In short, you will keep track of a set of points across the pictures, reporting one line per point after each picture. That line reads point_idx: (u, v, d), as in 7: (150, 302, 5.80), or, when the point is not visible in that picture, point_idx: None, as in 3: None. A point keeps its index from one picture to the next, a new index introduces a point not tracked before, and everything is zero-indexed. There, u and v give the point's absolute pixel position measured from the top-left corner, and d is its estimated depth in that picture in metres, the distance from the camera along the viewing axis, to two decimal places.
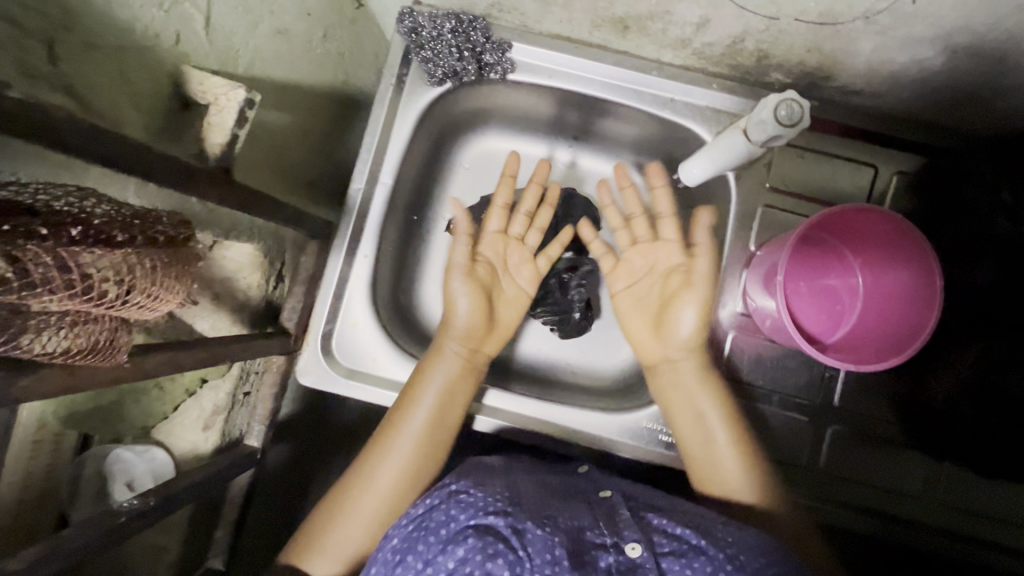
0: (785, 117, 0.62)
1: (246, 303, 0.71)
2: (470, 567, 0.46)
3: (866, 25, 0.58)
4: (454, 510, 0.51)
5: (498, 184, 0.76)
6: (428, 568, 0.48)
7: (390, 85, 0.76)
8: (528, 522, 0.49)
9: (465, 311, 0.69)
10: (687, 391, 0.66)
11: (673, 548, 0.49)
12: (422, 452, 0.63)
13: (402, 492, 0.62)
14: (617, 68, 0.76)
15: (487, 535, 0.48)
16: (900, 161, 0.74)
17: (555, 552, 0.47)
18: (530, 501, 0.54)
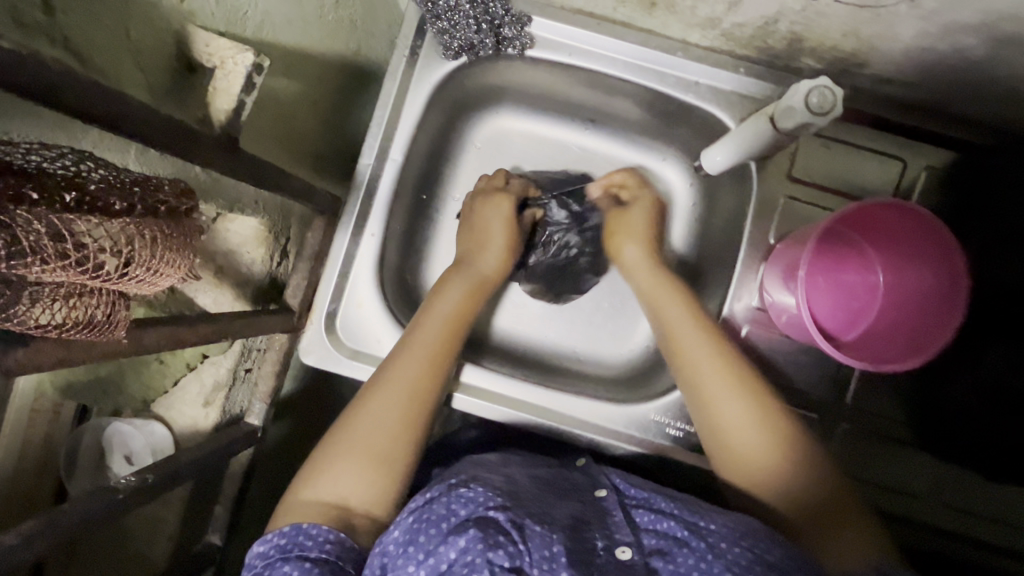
0: (816, 105, 0.59)
1: (250, 278, 0.69)
2: (472, 557, 0.45)
3: (909, 9, 0.54)
4: (454, 504, 0.50)
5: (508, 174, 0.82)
6: (431, 559, 0.47)
7: (403, 57, 0.73)
8: (527, 518, 0.49)
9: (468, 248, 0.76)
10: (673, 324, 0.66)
11: (659, 546, 0.50)
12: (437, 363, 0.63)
13: (419, 403, 0.60)
14: (640, 48, 0.73)
15: (488, 526, 0.47)
16: (933, 156, 0.71)
17: (553, 548, 0.47)
18: (527, 498, 0.54)
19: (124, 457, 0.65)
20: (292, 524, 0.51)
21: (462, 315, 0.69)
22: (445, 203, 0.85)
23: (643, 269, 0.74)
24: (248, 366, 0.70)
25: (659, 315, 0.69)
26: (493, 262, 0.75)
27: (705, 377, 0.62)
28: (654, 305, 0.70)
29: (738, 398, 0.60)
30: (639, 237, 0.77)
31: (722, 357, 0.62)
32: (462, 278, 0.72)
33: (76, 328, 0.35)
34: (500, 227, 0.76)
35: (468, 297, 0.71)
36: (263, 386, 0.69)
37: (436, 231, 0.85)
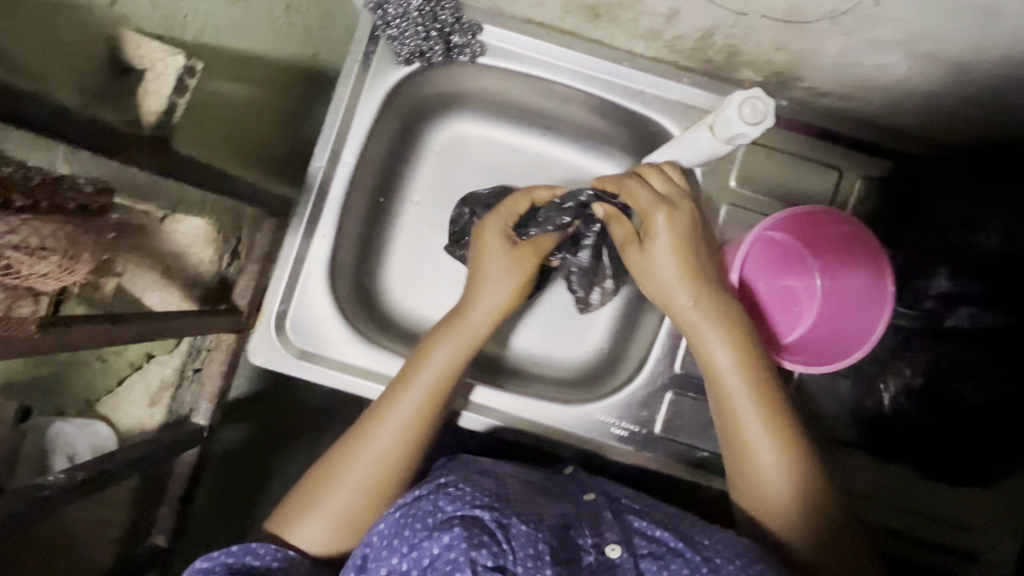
0: (749, 114, 0.62)
1: (198, 279, 0.69)
2: (455, 554, 0.47)
3: (832, 26, 0.56)
4: (442, 500, 0.52)
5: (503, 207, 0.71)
6: (414, 552, 0.50)
7: (356, 63, 0.74)
8: (512, 517, 0.51)
9: (487, 287, 0.69)
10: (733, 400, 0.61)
11: (651, 550, 0.52)
12: (416, 428, 0.63)
13: (387, 471, 0.62)
14: (588, 57, 0.75)
15: (473, 526, 0.49)
16: (866, 166, 0.74)
17: (538, 547, 0.49)
18: (515, 499, 0.55)
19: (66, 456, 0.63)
20: (238, 544, 0.56)
21: (451, 376, 0.65)
22: (403, 206, 0.89)
23: (713, 329, 0.62)
24: (198, 365, 0.70)
25: (715, 381, 0.62)
26: (481, 315, 0.68)
27: (758, 453, 0.60)
28: (717, 379, 0.62)
29: (788, 472, 0.60)
30: (694, 282, 0.63)
31: (776, 428, 0.60)
32: (454, 331, 0.67)
33: None
34: (493, 269, 0.69)
35: (457, 358, 0.66)
36: (211, 386, 0.71)
37: (396, 231, 0.89)
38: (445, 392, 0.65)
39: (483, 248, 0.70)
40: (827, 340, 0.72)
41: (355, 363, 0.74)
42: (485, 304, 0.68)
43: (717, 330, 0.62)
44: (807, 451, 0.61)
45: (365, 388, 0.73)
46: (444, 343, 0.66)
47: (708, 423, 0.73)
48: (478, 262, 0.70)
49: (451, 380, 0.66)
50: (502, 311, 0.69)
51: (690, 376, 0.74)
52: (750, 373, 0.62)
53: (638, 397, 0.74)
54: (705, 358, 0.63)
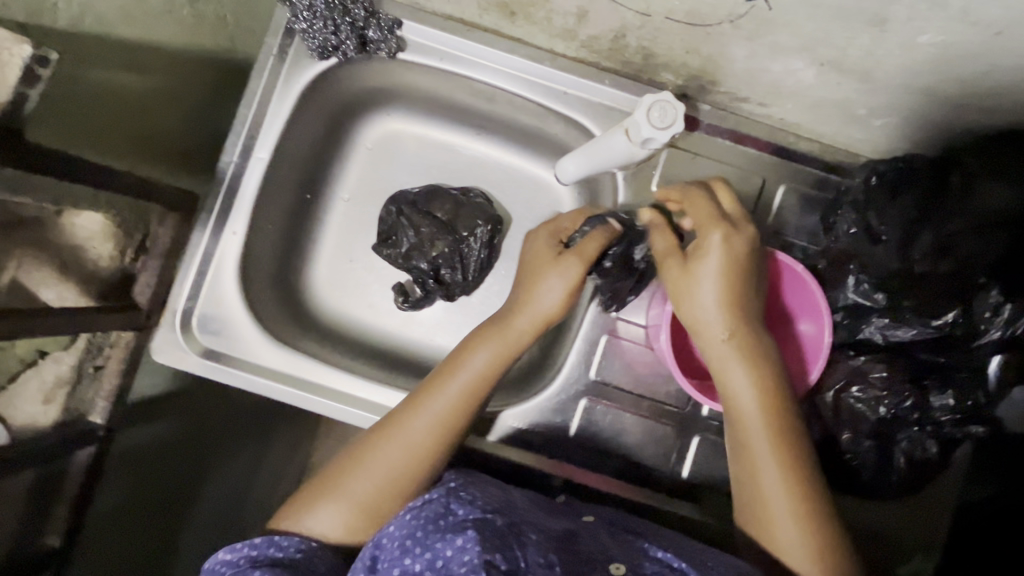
0: (657, 119, 0.61)
1: (97, 274, 0.67)
2: (467, 556, 0.46)
3: (733, 29, 0.56)
4: (453, 504, 0.54)
5: (541, 233, 0.70)
6: (427, 554, 0.49)
7: (271, 56, 0.73)
8: (525, 527, 0.51)
9: (542, 291, 0.66)
10: (755, 429, 0.58)
11: (655, 570, 0.51)
12: (441, 435, 0.61)
13: (409, 476, 0.60)
14: (510, 56, 0.73)
15: (486, 530, 0.49)
16: (793, 175, 0.71)
17: (548, 557, 0.48)
18: (523, 512, 0.56)
19: None
20: (262, 537, 0.55)
21: (485, 384, 0.63)
22: (330, 203, 0.87)
23: (742, 361, 0.59)
24: (98, 363, 0.69)
25: (739, 409, 0.59)
26: (526, 320, 0.65)
27: (773, 497, 0.56)
28: (738, 406, 0.59)
29: (800, 523, 0.55)
30: (734, 301, 0.59)
31: (793, 463, 0.57)
32: (489, 340, 0.65)
33: None
34: (546, 273, 0.66)
35: (496, 364, 0.64)
36: (110, 384, 0.68)
37: (322, 229, 0.86)
38: (475, 400, 0.63)
39: (539, 257, 0.68)
40: None
41: (263, 362, 0.72)
42: (534, 309, 0.65)
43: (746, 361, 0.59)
44: (825, 499, 0.57)
45: (272, 389, 0.72)
46: (483, 351, 0.64)
47: (621, 431, 0.72)
48: (531, 268, 0.68)
49: (485, 388, 0.64)
50: (554, 317, 0.66)
51: (605, 384, 0.73)
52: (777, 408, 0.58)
53: (552, 404, 0.73)
54: (727, 389, 0.60)
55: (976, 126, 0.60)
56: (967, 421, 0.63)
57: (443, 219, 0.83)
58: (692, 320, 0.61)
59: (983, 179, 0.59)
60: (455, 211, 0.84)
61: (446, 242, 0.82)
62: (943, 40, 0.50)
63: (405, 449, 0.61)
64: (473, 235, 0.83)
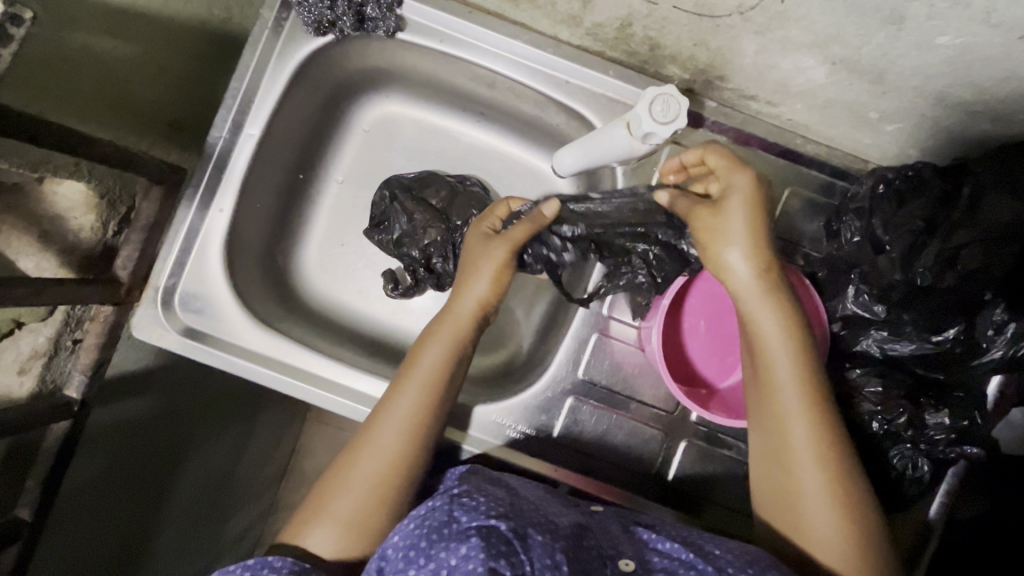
0: (660, 113, 0.59)
1: (76, 246, 0.65)
2: (471, 564, 0.45)
3: (743, 22, 0.53)
4: (457, 512, 0.53)
5: (480, 227, 0.69)
6: (432, 564, 0.48)
7: (266, 29, 0.71)
8: (530, 528, 0.49)
9: (480, 282, 0.66)
10: (783, 387, 0.56)
11: (665, 565, 0.50)
12: (416, 424, 0.62)
13: (391, 472, 0.60)
14: (512, 40, 0.71)
15: (490, 536, 0.48)
16: (797, 178, 0.69)
17: (556, 558, 0.46)
18: (529, 510, 0.54)
19: None
20: (254, 559, 0.55)
21: (445, 371, 0.63)
22: (326, 184, 0.85)
23: (767, 307, 0.56)
24: (77, 336, 0.68)
25: (767, 364, 0.57)
26: (468, 308, 0.65)
27: (799, 449, 0.55)
28: (767, 362, 0.56)
29: (824, 471, 0.54)
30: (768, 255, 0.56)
31: (820, 424, 0.55)
32: (443, 330, 0.65)
33: None
34: (479, 266, 0.66)
35: (450, 351, 0.64)
36: (86, 359, 0.67)
37: (315, 211, 0.85)
38: (440, 385, 0.63)
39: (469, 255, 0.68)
40: None
41: (245, 344, 0.71)
42: (473, 296, 0.65)
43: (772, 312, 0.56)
44: (848, 444, 0.56)
45: (253, 371, 0.70)
46: (438, 338, 0.64)
47: (607, 432, 0.71)
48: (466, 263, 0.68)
49: (448, 376, 0.64)
50: (489, 304, 0.66)
51: (592, 383, 0.72)
52: (805, 355, 0.56)
53: (537, 401, 0.71)
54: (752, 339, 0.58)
55: (991, 134, 0.58)
56: (961, 441, 0.61)
57: (437, 206, 0.81)
58: (719, 270, 0.58)
59: (992, 193, 0.55)
60: (449, 199, 0.82)
61: (439, 230, 0.80)
62: (963, 42, 0.47)
63: (381, 448, 0.61)
64: (467, 224, 0.81)
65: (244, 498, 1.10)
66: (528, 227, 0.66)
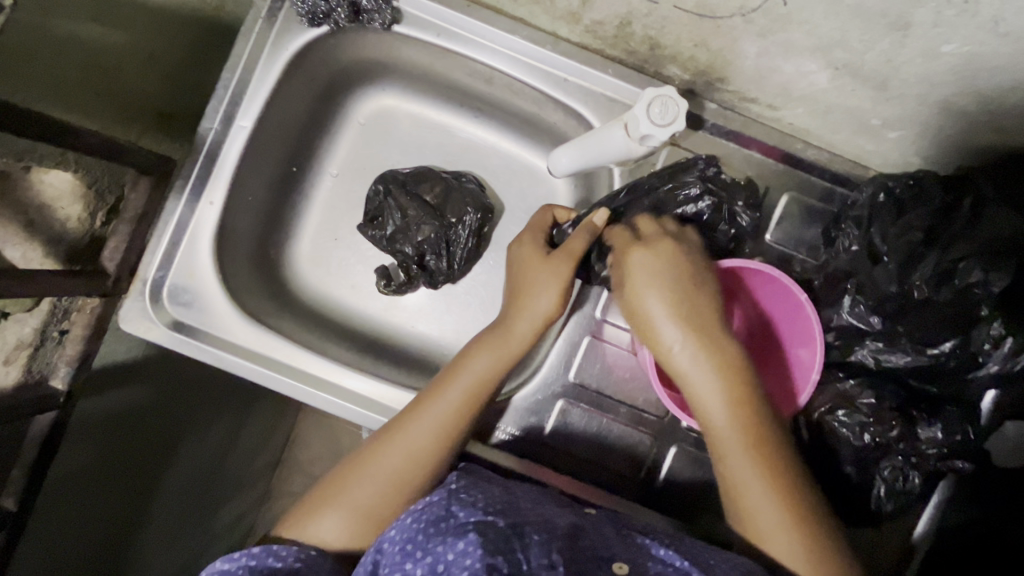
0: (657, 115, 0.58)
1: (64, 236, 0.65)
2: (470, 560, 0.46)
3: (745, 24, 0.52)
4: (455, 506, 0.53)
5: (535, 234, 0.69)
6: (429, 558, 0.48)
7: (260, 19, 0.69)
8: (526, 525, 0.50)
9: (538, 291, 0.65)
10: (734, 463, 0.54)
11: (661, 569, 0.49)
12: (450, 433, 0.61)
13: (417, 470, 0.60)
14: (511, 36, 0.69)
15: (487, 532, 0.48)
16: (795, 183, 0.68)
17: (552, 557, 0.46)
18: (526, 505, 0.54)
19: None
20: (259, 547, 0.54)
21: (489, 383, 0.63)
22: (319, 177, 0.84)
23: (693, 347, 0.56)
24: (63, 327, 0.67)
25: (714, 439, 0.56)
26: (524, 321, 0.65)
27: (763, 523, 0.53)
28: (716, 436, 0.55)
29: (779, 508, 0.53)
30: (680, 313, 0.57)
31: (782, 497, 0.53)
32: (492, 342, 0.64)
33: None
34: (535, 279, 0.65)
35: (498, 364, 0.64)
36: (71, 350, 0.66)
37: (308, 205, 0.84)
38: (481, 397, 0.63)
39: (524, 259, 0.67)
40: None
41: (234, 339, 0.70)
42: (530, 311, 0.65)
43: (702, 354, 0.55)
44: (803, 481, 0.55)
45: (241, 367, 0.69)
46: (485, 349, 0.64)
47: (597, 436, 0.70)
48: (517, 273, 0.67)
49: (489, 388, 0.63)
50: (552, 317, 0.65)
51: (583, 386, 0.71)
52: (745, 398, 0.55)
53: (527, 403, 0.71)
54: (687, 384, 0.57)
55: (995, 146, 0.57)
56: (952, 455, 0.61)
57: (431, 202, 0.80)
58: (649, 338, 0.58)
59: (993, 206, 0.56)
60: (444, 196, 0.80)
61: (433, 227, 0.79)
62: (968, 51, 0.46)
63: (412, 444, 0.60)
64: (461, 222, 0.80)
65: (234, 489, 1.10)
66: (584, 236, 0.65)
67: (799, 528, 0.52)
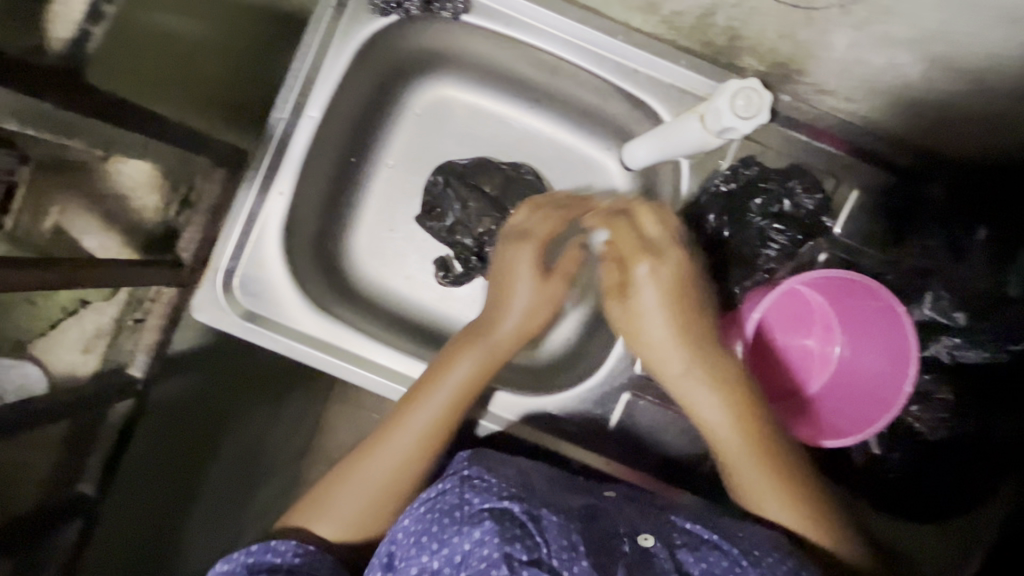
0: (740, 108, 0.57)
1: (140, 226, 0.66)
2: (488, 549, 0.45)
3: (840, 15, 0.52)
4: (467, 492, 0.51)
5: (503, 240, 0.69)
6: (445, 548, 0.47)
7: (328, 8, 0.69)
8: (543, 508, 0.48)
9: (528, 286, 0.66)
10: (733, 453, 0.57)
11: (686, 541, 0.49)
12: (433, 435, 0.61)
13: (399, 476, 0.60)
14: (581, 26, 0.69)
15: (504, 518, 0.47)
16: (868, 176, 0.68)
17: (571, 539, 0.46)
18: (541, 489, 0.53)
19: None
20: (258, 544, 0.55)
21: (472, 386, 0.63)
22: (375, 168, 0.83)
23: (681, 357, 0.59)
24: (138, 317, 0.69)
25: (705, 428, 0.59)
26: (509, 322, 0.65)
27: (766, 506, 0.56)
28: (708, 425, 0.59)
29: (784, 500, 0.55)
30: (677, 319, 0.60)
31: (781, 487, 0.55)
32: (477, 346, 0.64)
33: None
34: (522, 281, 0.66)
35: (479, 364, 0.64)
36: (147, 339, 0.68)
37: (365, 196, 0.83)
38: (468, 400, 0.63)
39: (500, 262, 0.68)
40: (832, 407, 0.66)
41: (307, 331, 0.71)
42: (515, 311, 0.66)
43: (703, 371, 0.59)
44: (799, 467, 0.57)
45: (312, 357, 0.70)
46: (475, 350, 0.64)
47: (664, 429, 0.71)
48: (500, 279, 0.68)
49: (474, 391, 0.63)
50: (535, 320, 0.67)
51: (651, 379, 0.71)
52: (741, 397, 0.58)
53: (594, 395, 0.71)
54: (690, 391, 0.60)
55: None
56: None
57: (490, 193, 0.80)
58: (639, 339, 0.61)
59: None
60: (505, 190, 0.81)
61: (493, 219, 0.79)
62: None
63: (394, 451, 0.60)
64: None
65: None
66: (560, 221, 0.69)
67: (802, 511, 0.55)
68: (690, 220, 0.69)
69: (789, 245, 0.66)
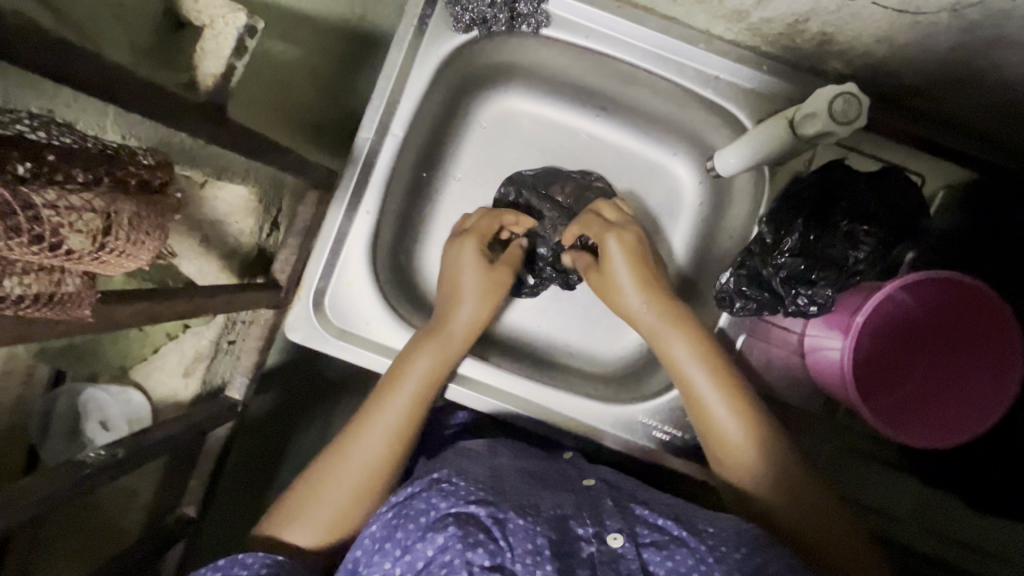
0: (839, 113, 0.57)
1: (236, 249, 0.67)
2: (450, 555, 0.45)
3: (949, 18, 0.52)
4: (435, 497, 0.50)
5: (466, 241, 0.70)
6: (407, 556, 0.47)
7: (411, 27, 0.69)
8: (511, 511, 0.48)
9: (480, 276, 0.69)
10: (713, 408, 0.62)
11: (654, 539, 0.48)
12: (407, 425, 0.62)
13: (380, 468, 0.60)
14: (662, 35, 0.69)
15: (469, 524, 0.46)
16: (950, 174, 0.69)
17: (537, 541, 0.46)
18: (513, 491, 0.52)
19: (99, 423, 0.65)
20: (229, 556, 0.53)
21: (433, 381, 0.64)
22: (445, 183, 0.83)
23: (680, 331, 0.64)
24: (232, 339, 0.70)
25: (691, 388, 0.63)
26: (461, 309, 0.67)
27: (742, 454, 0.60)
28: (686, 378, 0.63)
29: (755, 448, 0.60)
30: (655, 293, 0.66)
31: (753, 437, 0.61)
32: (434, 338, 0.66)
33: (35, 304, 0.34)
34: (468, 284, 0.69)
35: (445, 355, 0.65)
36: (246, 360, 0.69)
37: (435, 211, 0.83)
38: (432, 390, 0.64)
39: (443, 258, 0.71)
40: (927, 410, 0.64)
41: (395, 347, 0.71)
42: (462, 313, 0.67)
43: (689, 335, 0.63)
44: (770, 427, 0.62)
45: None
46: (434, 338, 0.66)
47: None
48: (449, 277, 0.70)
49: (437, 385, 0.65)
50: (482, 317, 0.68)
51: None
52: (714, 358, 0.63)
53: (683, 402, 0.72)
54: (680, 375, 0.63)
55: None
56: None
57: (566, 204, 0.78)
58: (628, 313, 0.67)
59: None
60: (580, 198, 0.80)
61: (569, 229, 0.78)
62: None
63: (372, 442, 0.60)
64: None
65: None
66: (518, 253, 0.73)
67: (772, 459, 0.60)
68: (778, 223, 0.67)
69: (880, 248, 0.63)
